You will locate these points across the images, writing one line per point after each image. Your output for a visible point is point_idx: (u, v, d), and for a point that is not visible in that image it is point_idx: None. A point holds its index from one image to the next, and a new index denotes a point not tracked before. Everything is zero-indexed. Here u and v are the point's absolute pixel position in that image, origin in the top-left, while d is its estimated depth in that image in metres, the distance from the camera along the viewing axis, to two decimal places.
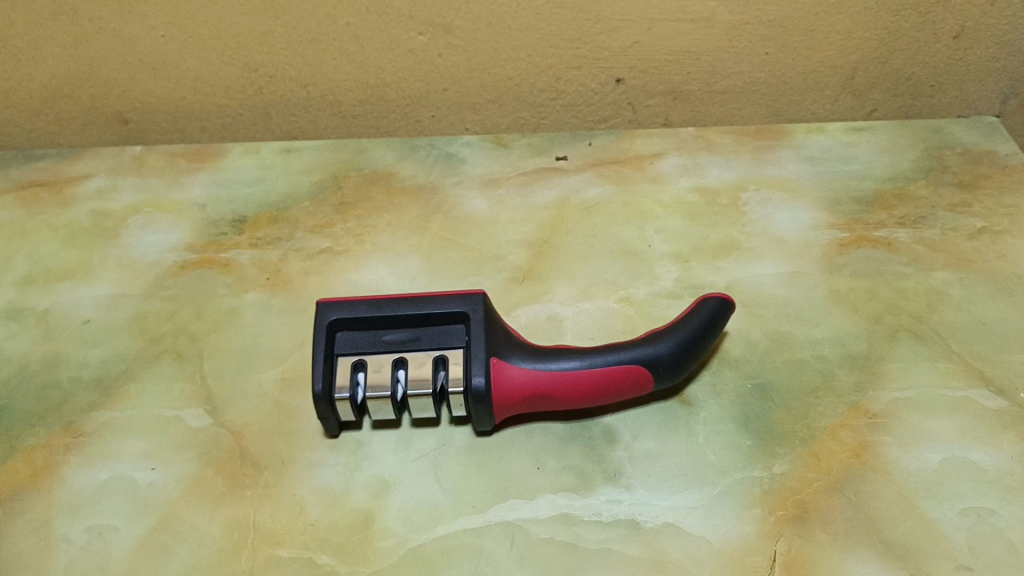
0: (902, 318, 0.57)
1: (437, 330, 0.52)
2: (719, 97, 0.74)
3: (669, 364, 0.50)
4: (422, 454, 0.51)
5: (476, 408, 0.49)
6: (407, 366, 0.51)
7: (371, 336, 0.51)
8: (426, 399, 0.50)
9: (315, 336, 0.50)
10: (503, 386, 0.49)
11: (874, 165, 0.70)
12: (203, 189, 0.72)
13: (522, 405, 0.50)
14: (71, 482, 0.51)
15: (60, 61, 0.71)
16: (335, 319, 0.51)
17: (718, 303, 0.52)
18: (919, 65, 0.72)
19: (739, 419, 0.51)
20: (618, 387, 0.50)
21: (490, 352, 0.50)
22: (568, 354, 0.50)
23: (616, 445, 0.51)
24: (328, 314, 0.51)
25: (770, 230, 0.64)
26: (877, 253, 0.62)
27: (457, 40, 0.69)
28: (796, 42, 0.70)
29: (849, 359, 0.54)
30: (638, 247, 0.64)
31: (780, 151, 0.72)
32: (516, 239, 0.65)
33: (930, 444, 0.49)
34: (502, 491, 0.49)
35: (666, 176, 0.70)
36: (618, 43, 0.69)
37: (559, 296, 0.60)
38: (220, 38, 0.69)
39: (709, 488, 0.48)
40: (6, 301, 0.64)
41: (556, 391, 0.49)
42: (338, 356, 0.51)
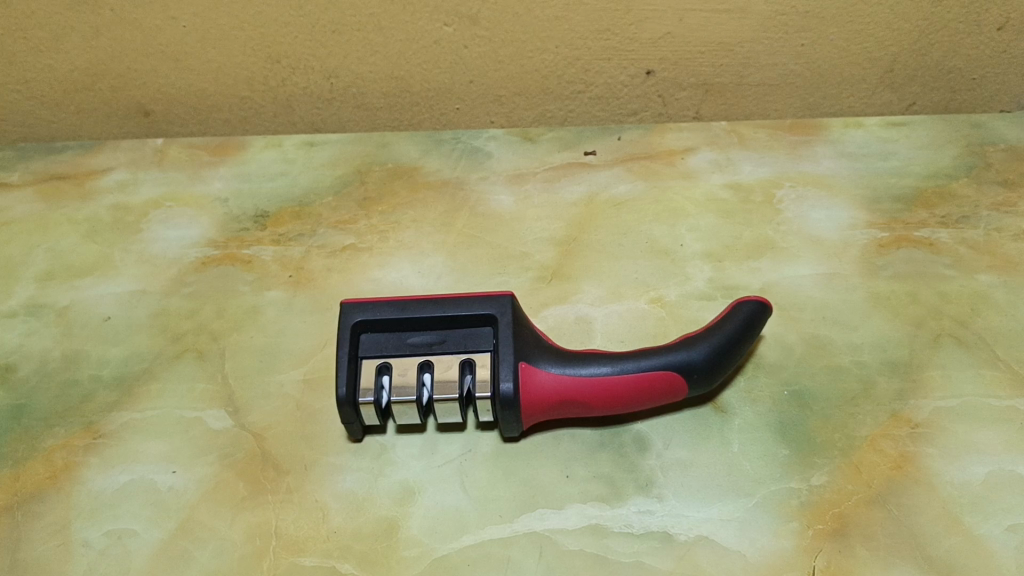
0: (945, 322, 0.55)
1: (464, 332, 0.50)
2: (753, 89, 0.72)
3: (704, 370, 0.48)
4: (448, 460, 0.50)
5: (504, 415, 0.48)
6: (433, 369, 0.49)
7: (396, 339, 0.50)
8: (452, 404, 0.49)
9: (338, 338, 0.49)
10: (532, 391, 0.47)
11: (914, 161, 0.68)
12: (225, 183, 0.71)
13: (551, 411, 0.49)
14: (91, 485, 0.50)
15: (81, 51, 0.70)
16: (360, 321, 0.49)
17: (754, 307, 0.50)
18: (960, 57, 0.70)
19: (775, 427, 0.50)
20: (651, 393, 0.48)
21: (519, 356, 0.48)
22: (599, 359, 0.49)
23: (648, 452, 0.49)
24: (352, 315, 0.50)
25: (806, 229, 0.62)
26: (918, 253, 0.60)
27: (483, 30, 0.67)
28: (833, 33, 0.67)
29: (890, 366, 0.52)
30: (670, 245, 0.62)
31: (816, 146, 0.70)
32: (543, 237, 0.64)
33: (975, 456, 0.48)
34: (530, 500, 0.47)
35: (698, 173, 0.68)
36: (648, 34, 0.68)
37: (588, 296, 0.59)
38: (243, 29, 0.68)
39: (744, 500, 0.46)
40: (27, 297, 0.63)
41: (586, 397, 0.48)
42: (362, 358, 0.49)
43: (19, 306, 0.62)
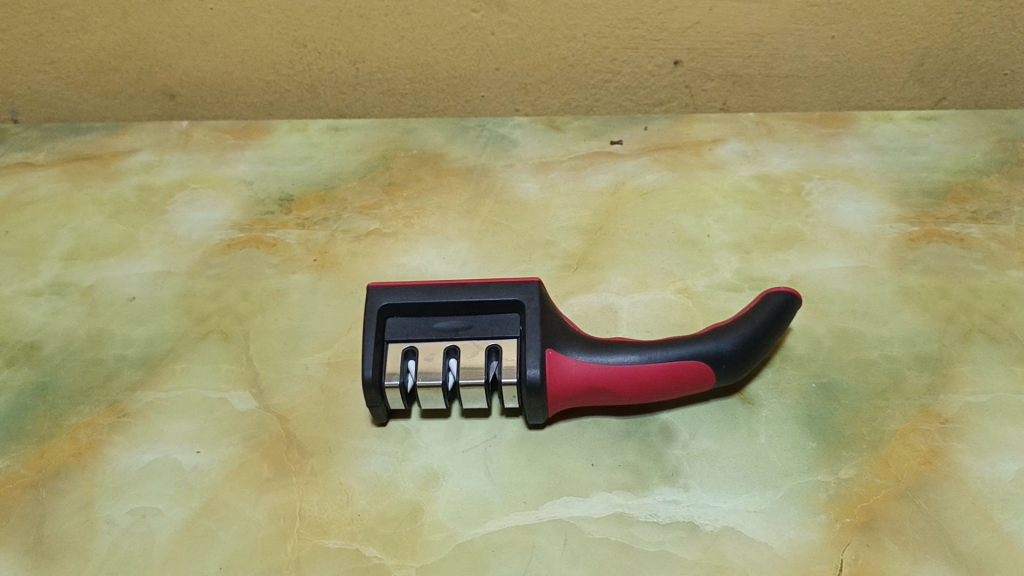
0: (975, 318, 0.54)
1: (491, 318, 0.50)
2: (781, 81, 0.71)
3: (731, 360, 0.48)
4: (472, 445, 0.49)
5: (530, 401, 0.47)
6: (459, 354, 0.49)
7: (422, 324, 0.50)
8: (478, 390, 0.49)
9: (365, 320, 0.49)
10: (559, 378, 0.47)
11: (944, 155, 0.67)
12: (250, 166, 0.71)
13: (577, 399, 0.48)
14: (116, 463, 0.50)
15: (108, 32, 0.70)
16: (387, 305, 0.49)
17: (784, 298, 0.50)
18: (993, 52, 0.69)
19: (803, 420, 0.49)
20: (678, 382, 0.48)
21: (546, 342, 0.48)
22: (626, 347, 0.48)
23: (674, 442, 0.49)
24: (379, 298, 0.50)
25: (835, 221, 0.62)
26: (948, 248, 0.59)
27: (511, 17, 0.67)
28: (864, 25, 0.67)
29: (920, 360, 0.52)
30: (697, 236, 0.61)
31: (845, 139, 0.69)
32: (569, 225, 0.63)
33: (1006, 453, 0.47)
34: (554, 487, 0.47)
35: (725, 163, 0.68)
36: (677, 23, 0.67)
37: (614, 286, 0.58)
38: (270, 12, 0.67)
39: (772, 492, 0.46)
40: (51, 276, 0.63)
41: (612, 385, 0.48)
42: (388, 342, 0.49)
43: (44, 285, 0.62)
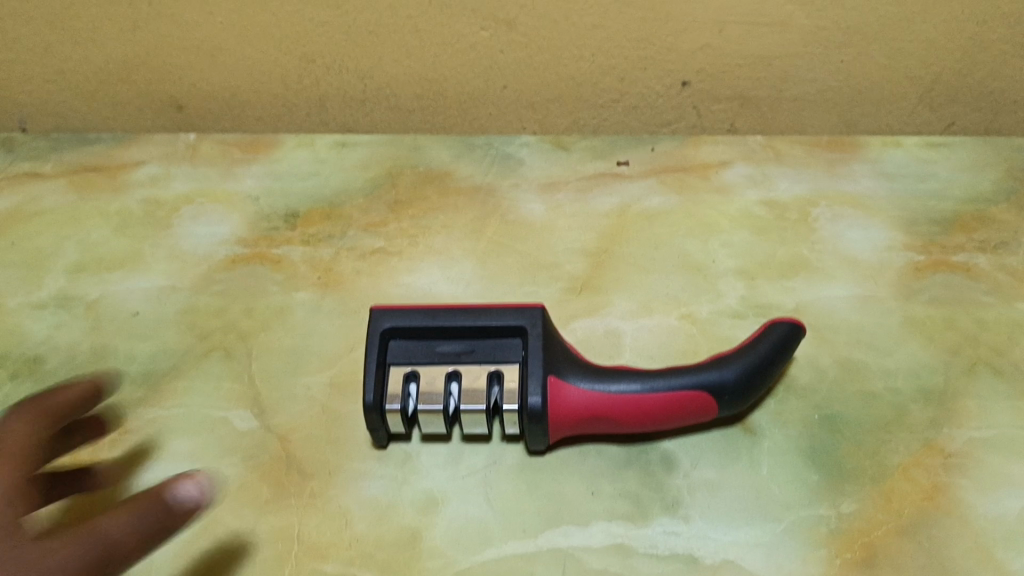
0: (981, 351, 0.54)
1: (494, 343, 0.50)
2: (790, 104, 0.71)
3: (734, 391, 0.48)
4: (472, 470, 0.49)
5: (531, 428, 0.47)
6: (461, 379, 0.49)
7: (425, 347, 0.50)
8: (478, 415, 0.48)
9: (367, 343, 0.49)
10: (560, 405, 0.47)
11: (952, 183, 0.67)
12: (256, 181, 0.71)
13: (579, 426, 0.48)
14: (116, 480, 0.50)
15: (118, 44, 0.70)
16: (389, 327, 0.50)
17: (789, 328, 0.49)
18: (1003, 79, 0.68)
19: (806, 451, 0.49)
20: (680, 412, 0.48)
21: (549, 369, 0.48)
22: (629, 376, 0.48)
23: (675, 472, 0.48)
24: (382, 321, 0.50)
25: (841, 249, 0.61)
26: (955, 278, 0.59)
27: (520, 36, 0.66)
28: (873, 50, 0.66)
29: (924, 393, 0.52)
30: (702, 261, 0.61)
31: (853, 164, 0.69)
32: (574, 248, 0.63)
33: (1010, 490, 0.47)
34: (554, 515, 0.47)
35: (732, 187, 0.67)
36: (686, 45, 0.67)
37: (618, 310, 0.58)
38: (280, 28, 0.67)
39: (773, 525, 0.46)
40: (57, 288, 0.63)
41: (614, 413, 0.47)
42: (391, 365, 0.50)
43: (49, 298, 0.62)
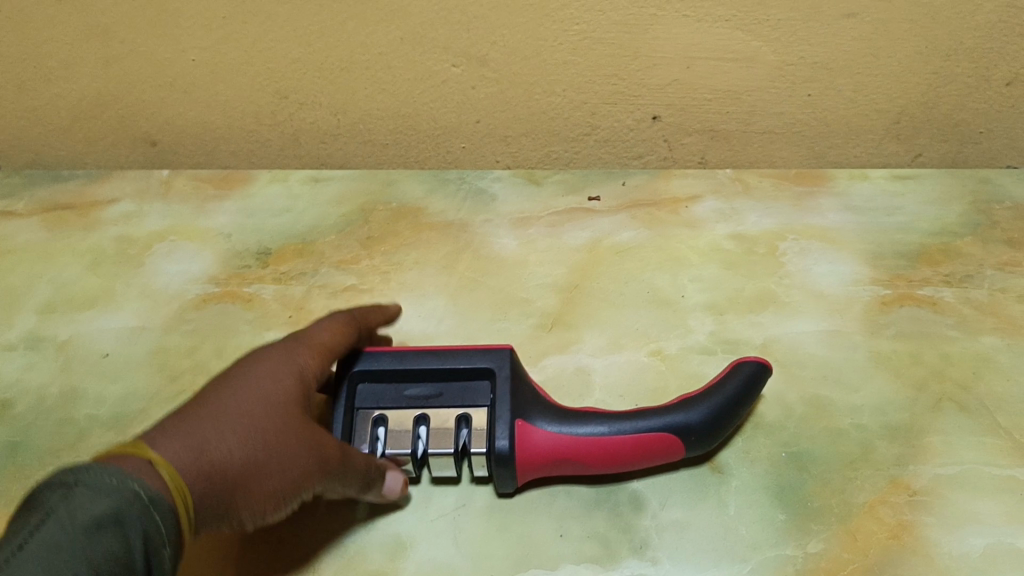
0: (946, 386, 0.54)
1: (462, 385, 0.50)
2: (759, 137, 0.71)
3: (701, 432, 0.48)
4: (441, 514, 0.49)
5: (498, 472, 0.47)
6: (430, 422, 0.49)
7: (393, 390, 0.50)
8: (447, 457, 0.49)
9: (333, 387, 0.49)
10: (528, 449, 0.47)
11: (918, 216, 0.68)
12: (229, 217, 0.72)
13: (547, 468, 0.48)
14: None
15: (90, 81, 0.69)
16: (357, 371, 0.50)
17: (755, 368, 0.50)
18: (969, 112, 0.69)
19: (773, 490, 0.49)
20: (648, 454, 0.48)
21: (516, 412, 0.48)
22: (596, 418, 0.48)
23: (643, 513, 0.49)
24: (349, 364, 0.50)
25: (809, 283, 0.62)
26: (921, 313, 0.59)
27: (491, 72, 0.66)
28: (841, 84, 0.66)
29: (890, 430, 0.52)
30: (672, 296, 0.62)
31: (821, 197, 0.69)
32: (545, 284, 0.64)
33: (974, 528, 0.47)
34: (522, 558, 0.47)
35: (702, 222, 0.68)
36: (656, 80, 0.67)
37: (589, 346, 0.58)
38: (251, 64, 0.67)
39: (740, 566, 0.46)
40: (27, 329, 0.63)
41: (582, 455, 0.48)
42: (358, 409, 0.50)
43: (19, 339, 0.62)
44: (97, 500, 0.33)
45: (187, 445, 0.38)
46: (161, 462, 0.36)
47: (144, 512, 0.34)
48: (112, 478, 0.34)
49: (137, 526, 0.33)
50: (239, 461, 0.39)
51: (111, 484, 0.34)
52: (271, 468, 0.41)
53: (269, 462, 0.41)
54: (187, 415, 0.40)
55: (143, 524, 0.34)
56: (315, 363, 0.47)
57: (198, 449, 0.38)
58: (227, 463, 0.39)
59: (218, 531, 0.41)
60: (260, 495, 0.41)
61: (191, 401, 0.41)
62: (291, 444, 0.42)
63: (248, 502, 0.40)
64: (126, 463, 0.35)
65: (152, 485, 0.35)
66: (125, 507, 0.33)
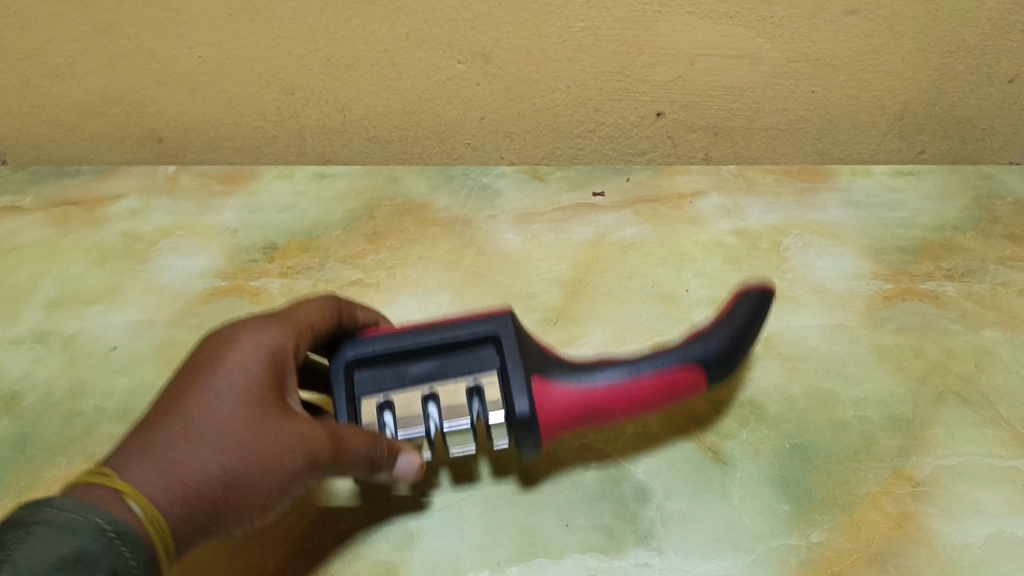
0: (948, 378, 0.55)
1: (466, 358, 0.48)
2: (762, 133, 0.72)
3: (718, 364, 0.48)
4: (448, 505, 0.50)
5: (523, 435, 0.45)
6: (439, 399, 0.47)
7: (393, 372, 0.48)
8: (464, 433, 0.48)
9: (332, 377, 0.47)
10: (550, 407, 0.45)
11: (920, 212, 0.68)
12: (235, 213, 0.72)
13: (569, 426, 0.47)
14: None
15: (96, 78, 0.70)
16: (353, 358, 0.47)
17: (755, 295, 0.50)
18: (970, 108, 0.69)
19: (777, 481, 0.50)
20: (670, 394, 0.47)
21: (529, 372, 0.46)
22: (609, 367, 0.47)
23: (648, 503, 0.49)
24: (344, 352, 0.47)
25: (812, 278, 0.62)
26: (923, 307, 0.60)
27: (496, 69, 0.67)
28: (843, 81, 0.67)
29: (892, 422, 0.52)
30: (675, 291, 0.62)
31: (823, 193, 0.70)
32: (549, 279, 0.64)
33: (976, 518, 0.47)
34: (528, 548, 0.47)
35: (705, 218, 0.68)
36: (659, 77, 0.67)
37: (593, 340, 0.59)
38: (257, 61, 0.67)
39: (744, 555, 0.46)
40: (34, 324, 0.63)
41: (604, 407, 0.46)
42: (360, 397, 0.48)
43: (27, 333, 0.63)
44: (63, 537, 0.32)
45: (158, 469, 0.37)
46: (129, 492, 0.35)
47: (110, 547, 0.33)
48: (76, 514, 0.33)
49: (105, 563, 0.32)
50: (216, 476, 0.38)
51: (73, 520, 0.32)
52: (254, 475, 0.40)
53: (251, 471, 0.39)
54: (154, 432, 0.38)
55: (110, 560, 0.33)
56: (291, 345, 0.44)
57: (169, 470, 0.37)
58: (203, 481, 0.38)
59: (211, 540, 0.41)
60: (244, 505, 0.40)
61: (160, 409, 0.40)
62: (274, 446, 0.40)
63: (235, 512, 0.39)
64: (91, 500, 0.34)
65: (119, 517, 0.34)
66: (89, 542, 0.32)
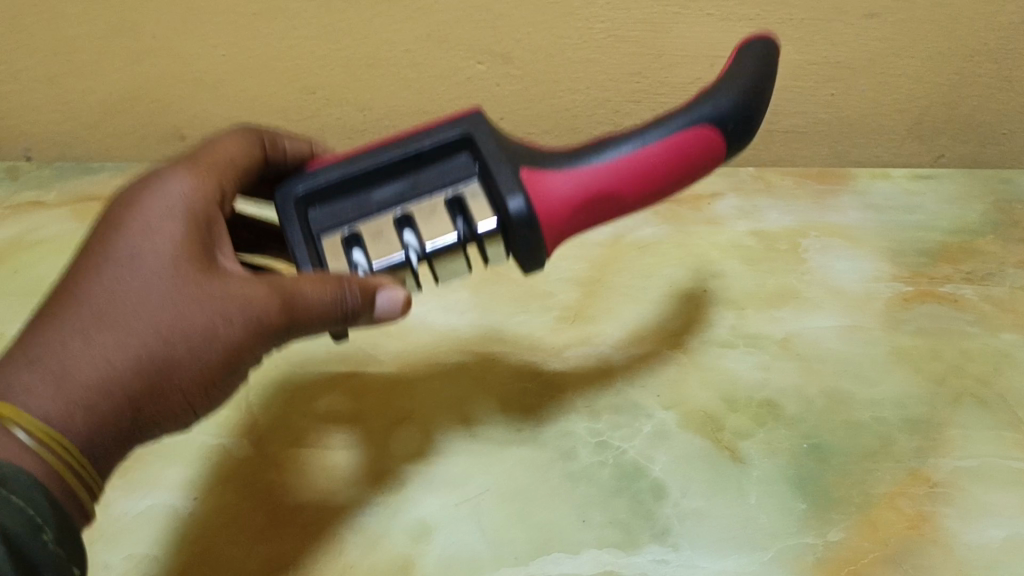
0: (966, 380, 0.55)
1: (438, 171, 0.44)
2: (781, 136, 0.72)
3: (736, 116, 0.43)
4: (465, 499, 0.50)
5: (521, 240, 0.41)
6: (415, 224, 0.43)
7: (353, 203, 0.44)
8: (454, 255, 0.43)
9: (283, 217, 0.43)
10: (547, 203, 0.41)
11: (939, 215, 0.68)
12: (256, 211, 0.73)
13: (571, 222, 0.42)
14: (113, 507, 0.51)
15: (121, 76, 0.71)
16: (304, 192, 0.43)
17: (762, 45, 0.45)
18: (990, 112, 0.69)
19: (793, 480, 0.50)
20: (685, 160, 0.42)
21: (517, 165, 0.42)
22: (613, 142, 0.43)
23: (665, 501, 0.49)
24: (294, 187, 0.43)
25: (829, 280, 0.62)
26: (941, 309, 0.60)
27: (515, 70, 0.67)
28: (862, 83, 0.67)
29: (910, 423, 0.52)
30: (692, 290, 0.62)
31: (841, 196, 0.70)
32: (566, 278, 0.64)
33: (993, 519, 0.47)
34: (544, 543, 0.48)
35: (723, 219, 0.69)
36: (679, 78, 0.67)
37: (610, 339, 0.59)
38: (279, 60, 0.68)
39: (761, 553, 0.46)
40: None
41: (610, 188, 0.42)
42: (320, 237, 0.43)
43: None
44: None
45: (50, 376, 0.35)
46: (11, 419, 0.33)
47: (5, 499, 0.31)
48: None
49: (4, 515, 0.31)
50: (128, 365, 0.36)
51: None
52: (179, 355, 0.37)
53: (174, 350, 0.37)
54: (53, 326, 0.36)
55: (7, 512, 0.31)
56: (208, 197, 0.42)
57: (62, 377, 0.35)
58: (102, 377, 0.36)
59: (167, 430, 0.40)
60: (178, 389, 0.38)
61: (57, 298, 0.38)
62: (196, 319, 0.38)
63: (165, 395, 0.37)
64: None
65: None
66: None
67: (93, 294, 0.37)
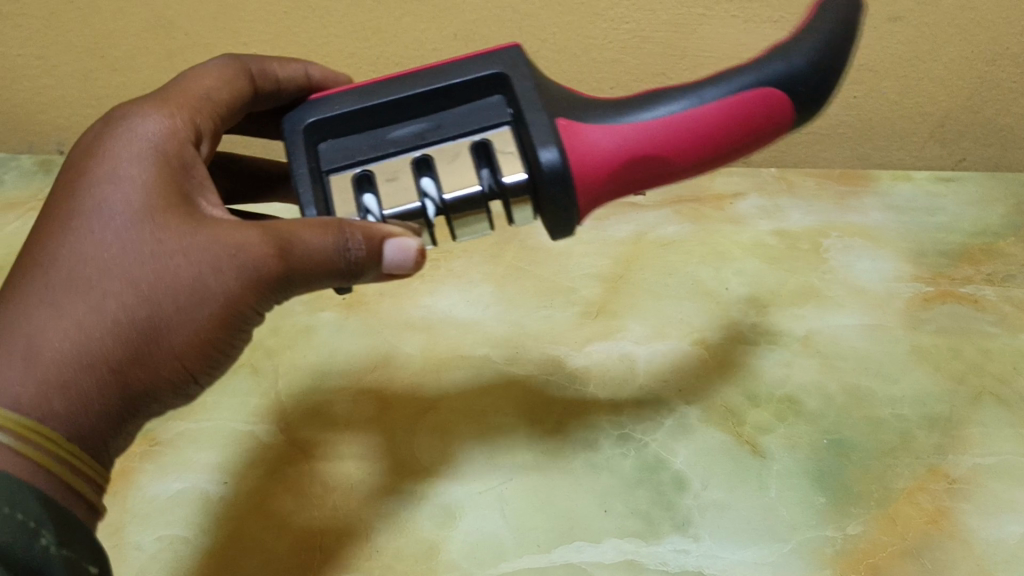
0: (986, 379, 0.55)
1: (465, 109, 0.41)
2: (803, 138, 0.73)
3: (808, 80, 0.38)
4: (489, 487, 0.51)
5: (550, 196, 0.38)
6: (435, 171, 0.39)
7: (367, 141, 0.40)
8: (476, 211, 0.39)
9: (289, 148, 0.40)
10: (583, 155, 0.38)
11: (960, 218, 0.69)
12: None
13: (610, 181, 0.39)
14: (145, 490, 0.52)
15: (155, 72, 0.72)
16: (314, 123, 0.40)
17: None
18: (1013, 116, 0.69)
19: (813, 474, 0.50)
20: (742, 122, 0.38)
21: (553, 115, 0.39)
22: (666, 97, 0.39)
23: (686, 492, 0.50)
24: (305, 117, 0.40)
25: (850, 279, 0.63)
26: (962, 309, 0.60)
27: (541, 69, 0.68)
28: (885, 86, 0.68)
29: (929, 420, 0.53)
30: (714, 287, 0.63)
31: (863, 197, 0.71)
32: (589, 274, 0.65)
33: (1011, 516, 0.48)
34: (567, 531, 0.48)
35: (745, 218, 0.69)
36: None
37: (632, 334, 0.60)
38: (310, 57, 0.70)
39: (781, 544, 0.47)
40: None
41: (655, 148, 0.38)
42: (329, 173, 0.40)
43: None
44: None
45: (21, 352, 0.33)
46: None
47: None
48: None
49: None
50: (104, 330, 0.34)
51: None
52: (163, 317, 0.34)
53: (156, 308, 0.34)
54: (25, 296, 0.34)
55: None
56: (183, 139, 0.39)
57: (33, 353, 0.33)
58: (76, 346, 0.33)
59: (172, 399, 0.37)
60: (172, 353, 0.35)
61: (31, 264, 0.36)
62: (178, 274, 0.35)
63: (155, 360, 0.35)
64: None
65: None
66: None
67: (64, 256, 0.35)
